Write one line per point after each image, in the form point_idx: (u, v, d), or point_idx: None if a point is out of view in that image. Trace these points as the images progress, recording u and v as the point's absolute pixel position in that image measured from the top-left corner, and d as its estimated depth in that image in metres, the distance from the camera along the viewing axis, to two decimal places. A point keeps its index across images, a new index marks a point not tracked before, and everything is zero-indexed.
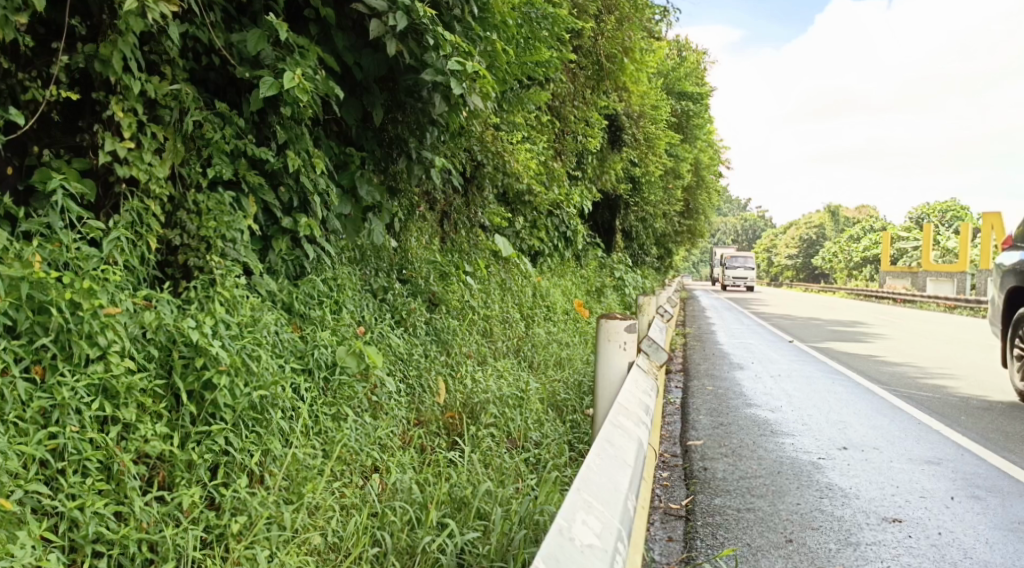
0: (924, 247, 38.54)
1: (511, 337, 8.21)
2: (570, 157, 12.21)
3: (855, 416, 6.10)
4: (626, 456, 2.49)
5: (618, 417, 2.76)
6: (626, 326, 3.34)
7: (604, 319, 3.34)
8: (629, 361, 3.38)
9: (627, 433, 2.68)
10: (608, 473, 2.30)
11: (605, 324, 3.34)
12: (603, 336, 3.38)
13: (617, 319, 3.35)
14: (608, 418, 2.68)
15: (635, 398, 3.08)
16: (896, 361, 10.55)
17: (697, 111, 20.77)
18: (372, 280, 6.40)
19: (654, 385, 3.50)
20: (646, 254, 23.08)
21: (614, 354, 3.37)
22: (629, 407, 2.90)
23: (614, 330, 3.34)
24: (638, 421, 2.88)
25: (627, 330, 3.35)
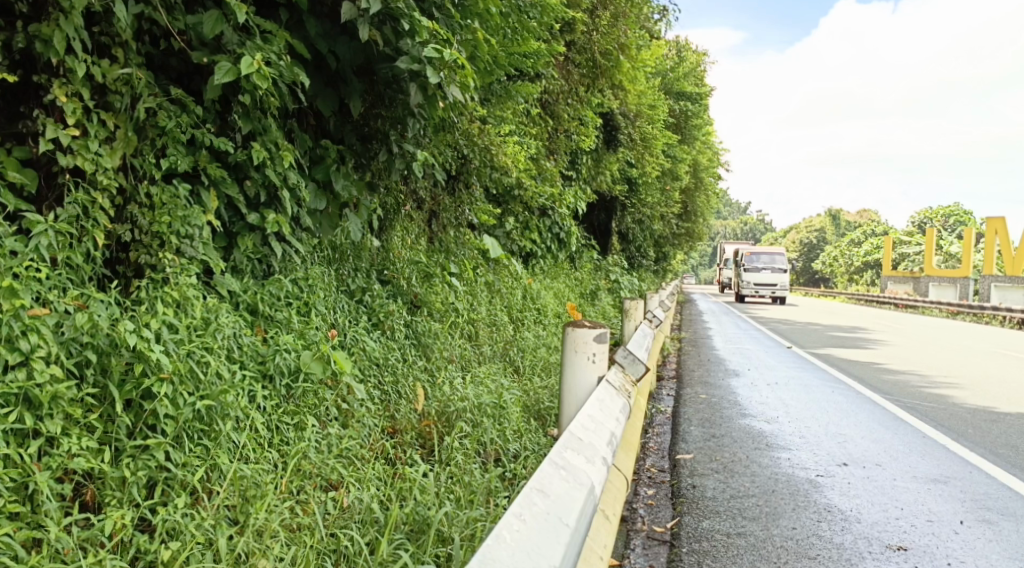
0: (924, 251, 38.30)
1: (497, 340, 7.97)
2: (564, 157, 11.95)
3: (855, 428, 5.86)
4: (564, 511, 2.18)
5: (566, 449, 2.49)
6: (593, 334, 3.11)
7: (570, 328, 3.11)
8: (599, 375, 3.13)
9: (577, 470, 2.41)
10: (535, 539, 1.99)
11: (571, 333, 3.11)
12: (572, 345, 3.15)
13: (585, 326, 3.12)
14: (551, 456, 2.39)
15: (599, 423, 2.81)
16: (896, 368, 10.30)
17: (695, 112, 20.51)
18: (349, 281, 6.15)
19: (628, 403, 3.24)
20: (642, 256, 22.85)
21: (582, 364, 3.13)
22: (583, 437, 2.62)
23: (581, 338, 3.11)
24: (594, 455, 2.59)
25: (594, 339, 3.11)
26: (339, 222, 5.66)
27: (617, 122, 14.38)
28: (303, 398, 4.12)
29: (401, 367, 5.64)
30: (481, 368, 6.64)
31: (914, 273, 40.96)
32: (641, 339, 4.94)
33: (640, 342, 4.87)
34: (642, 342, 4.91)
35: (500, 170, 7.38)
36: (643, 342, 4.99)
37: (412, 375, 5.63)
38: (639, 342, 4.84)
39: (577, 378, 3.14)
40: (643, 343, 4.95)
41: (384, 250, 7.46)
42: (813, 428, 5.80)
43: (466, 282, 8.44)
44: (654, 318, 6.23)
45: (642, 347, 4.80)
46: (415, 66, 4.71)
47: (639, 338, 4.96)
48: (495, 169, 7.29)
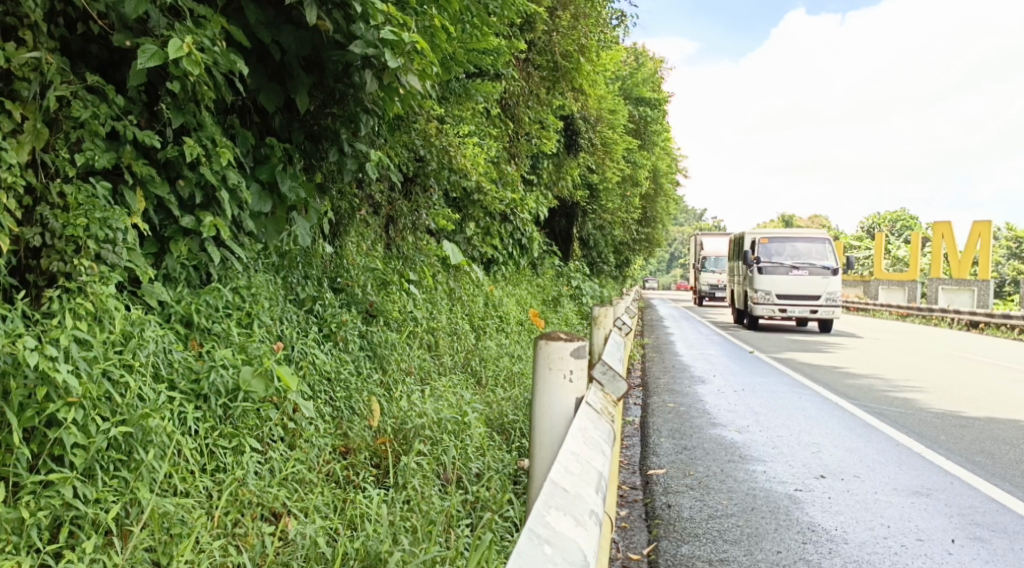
0: (880, 256, 38.80)
1: (459, 350, 7.63)
2: (524, 160, 11.66)
3: (831, 436, 5.62)
4: None
5: (550, 505, 2.10)
6: (573, 350, 2.70)
7: (543, 342, 2.70)
8: (577, 396, 2.78)
9: (564, 531, 2.03)
10: None
11: (545, 347, 2.70)
12: (543, 359, 2.73)
13: (562, 340, 2.70)
14: (530, 523, 1.96)
15: (583, 461, 2.44)
16: (863, 372, 10.17)
17: (655, 117, 20.36)
18: (298, 289, 5.76)
19: (610, 429, 2.89)
20: (603, 263, 22.70)
21: (560, 385, 2.73)
22: (568, 489, 2.22)
23: (557, 353, 2.69)
24: (584, 511, 2.19)
25: (574, 355, 2.71)
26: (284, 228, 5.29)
27: (578, 127, 14.09)
28: (243, 418, 3.73)
29: (353, 381, 5.27)
30: (442, 382, 6.28)
31: (871, 277, 41.47)
32: (612, 349, 4.60)
33: (610, 353, 4.53)
34: (613, 354, 4.57)
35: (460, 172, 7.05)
36: (614, 353, 4.65)
37: (365, 390, 5.25)
38: (611, 354, 4.50)
39: (551, 399, 2.74)
40: (614, 354, 4.61)
41: (338, 257, 7.08)
42: (788, 438, 5.53)
43: (425, 289, 8.09)
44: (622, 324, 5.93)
45: (614, 360, 4.46)
46: (371, 50, 4.34)
47: (610, 348, 4.61)
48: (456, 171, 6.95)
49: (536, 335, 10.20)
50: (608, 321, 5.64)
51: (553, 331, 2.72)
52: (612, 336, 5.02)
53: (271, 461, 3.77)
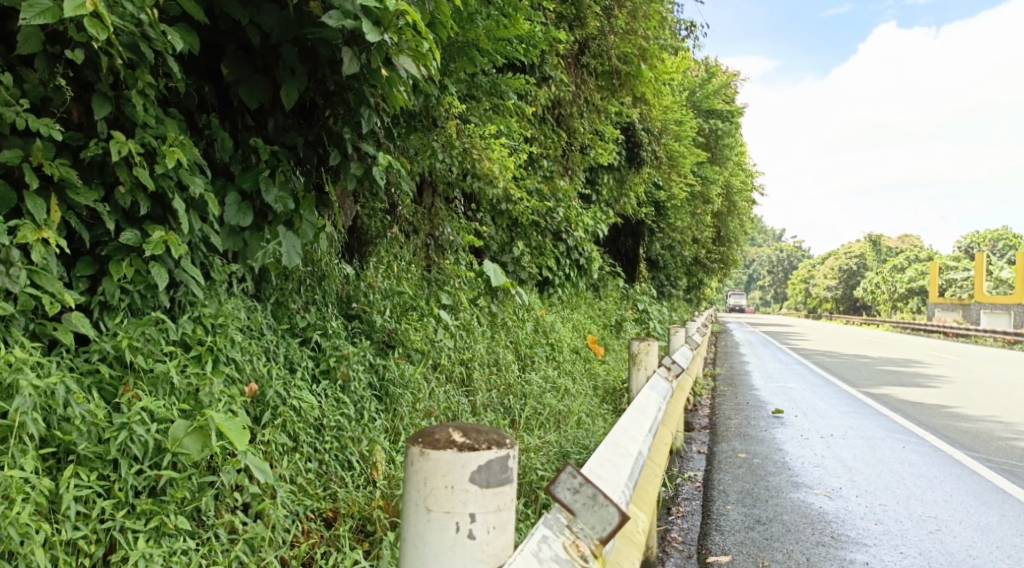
0: (977, 278, 36.29)
1: (497, 387, 6.73)
2: (580, 174, 10.74)
3: (947, 510, 4.51)
4: None
5: None
6: (473, 472, 1.97)
7: (419, 456, 1.98)
8: (468, 556, 1.98)
9: None
10: None
11: (421, 465, 1.98)
12: (419, 481, 2.00)
13: (449, 451, 1.97)
14: None
15: None
16: (974, 416, 8.82)
17: (727, 130, 19.03)
18: (298, 319, 4.97)
19: None
20: (672, 284, 21.55)
21: (440, 530, 1.97)
22: None
23: (439, 468, 1.96)
24: None
25: (471, 481, 1.97)
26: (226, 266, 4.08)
27: (640, 139, 12.71)
28: (171, 488, 2.97)
29: (349, 429, 4.40)
30: None
31: (966, 300, 38.80)
32: (637, 406, 3.67)
33: (637, 413, 3.59)
34: (641, 414, 3.63)
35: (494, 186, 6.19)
36: (647, 414, 3.69)
37: (363, 442, 4.39)
38: (636, 413, 3.57)
39: (424, 551, 1.98)
40: (644, 413, 3.66)
41: (357, 279, 6.27)
42: (893, 510, 4.47)
43: (460, 315, 7.22)
44: (673, 363, 4.91)
45: (639, 422, 3.51)
46: (348, 22, 3.60)
47: (636, 406, 3.67)
48: (488, 183, 6.10)
49: (593, 364, 9.24)
50: (649, 364, 4.68)
51: (434, 432, 2.01)
52: (646, 387, 4.07)
53: (189, 550, 2.87)
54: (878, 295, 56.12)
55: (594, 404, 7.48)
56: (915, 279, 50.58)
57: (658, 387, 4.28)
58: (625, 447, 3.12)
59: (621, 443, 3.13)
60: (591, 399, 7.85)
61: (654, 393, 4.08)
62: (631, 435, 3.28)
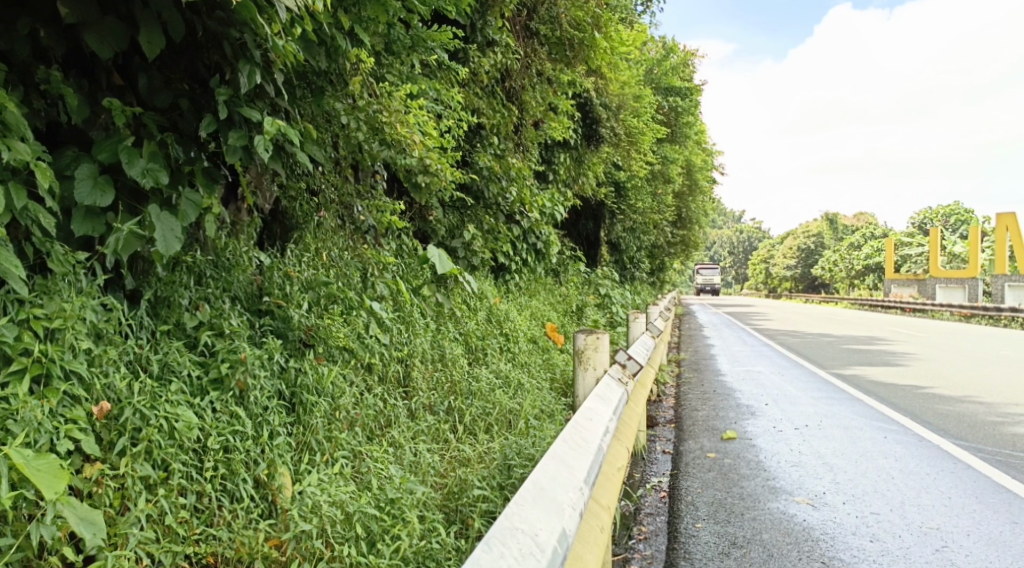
0: (936, 253, 36.28)
1: (440, 388, 5.97)
2: (533, 152, 9.95)
3: (949, 518, 3.87)
4: None
5: None
6: None
7: None
8: None
9: None
10: None
11: None
12: None
13: None
14: None
15: None
16: (956, 397, 8.26)
17: (687, 108, 18.33)
18: (188, 319, 4.17)
19: None
20: (636, 267, 20.95)
21: None
22: None
23: None
24: None
25: None
26: (99, 281, 3.34)
27: (597, 114, 11.96)
28: None
29: (242, 448, 3.68)
30: (395, 438, 4.62)
31: (926, 276, 38.88)
32: (566, 445, 2.79)
33: (563, 457, 2.71)
34: (570, 456, 2.76)
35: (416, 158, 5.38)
36: (581, 454, 2.82)
37: (261, 465, 3.63)
38: (558, 456, 2.69)
39: None
40: (580, 457, 2.80)
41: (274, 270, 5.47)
42: (888, 521, 3.79)
43: (398, 306, 6.45)
44: (625, 364, 4.19)
45: (566, 475, 2.63)
46: None
47: (563, 444, 2.79)
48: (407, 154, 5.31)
49: (553, 355, 8.52)
50: (599, 364, 3.96)
51: None
52: (584, 408, 3.23)
53: None
54: (839, 273, 56.36)
55: (551, 401, 6.76)
56: (874, 256, 50.78)
57: (604, 403, 3.43)
58: (525, 542, 2.20)
59: (517, 536, 2.20)
60: (550, 394, 7.13)
61: (596, 413, 3.25)
62: (547, 508, 2.39)
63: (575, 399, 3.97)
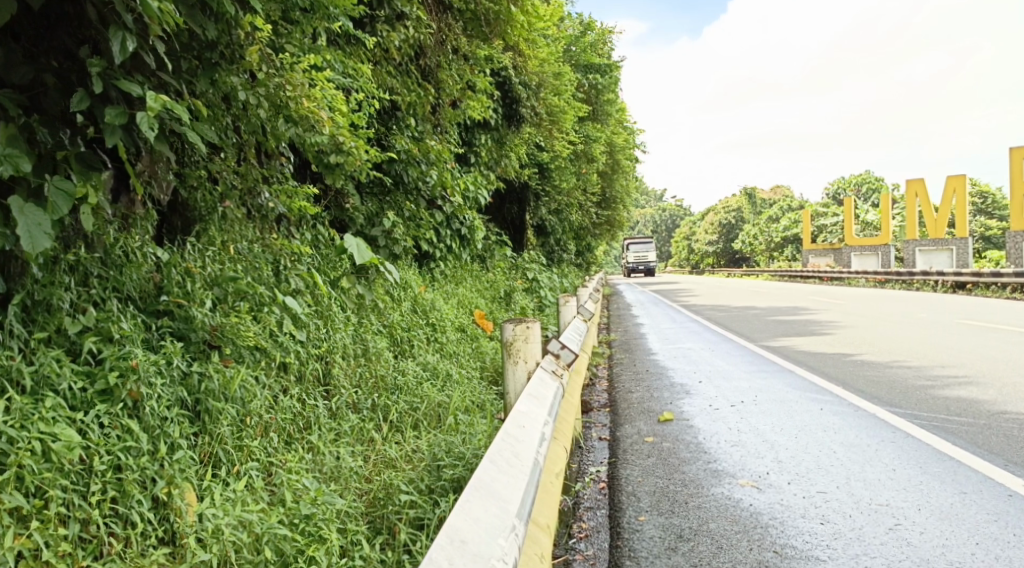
0: (850, 224, 37.40)
1: (364, 384, 5.61)
2: (452, 133, 9.60)
3: (899, 493, 3.73)
4: None
5: None
6: None
7: None
8: None
9: None
10: None
11: None
12: None
13: None
14: None
15: None
16: (885, 363, 8.32)
17: (607, 86, 18.20)
18: (69, 324, 3.73)
19: None
20: (562, 250, 20.78)
21: None
22: None
23: None
24: None
25: None
26: None
27: (517, 94, 11.67)
28: None
29: (137, 466, 3.28)
30: (315, 443, 4.26)
31: (840, 246, 40.07)
32: (493, 473, 2.47)
33: (489, 490, 2.40)
34: (498, 485, 2.45)
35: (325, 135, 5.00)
36: (512, 482, 2.52)
37: (159, 482, 3.24)
38: (483, 488, 2.37)
39: None
40: (510, 486, 2.48)
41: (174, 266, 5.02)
42: (837, 499, 3.64)
43: (315, 300, 6.05)
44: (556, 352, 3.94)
45: (494, 515, 2.31)
46: None
47: (488, 471, 2.48)
48: (316, 132, 4.95)
49: (482, 342, 8.24)
50: (531, 356, 3.67)
51: None
52: (516, 413, 2.93)
53: None
54: (759, 247, 57.73)
55: (483, 392, 6.47)
56: (791, 228, 52.10)
57: (536, 405, 3.11)
58: None
59: None
60: (481, 383, 6.85)
61: (528, 419, 2.96)
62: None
63: (506, 395, 3.68)
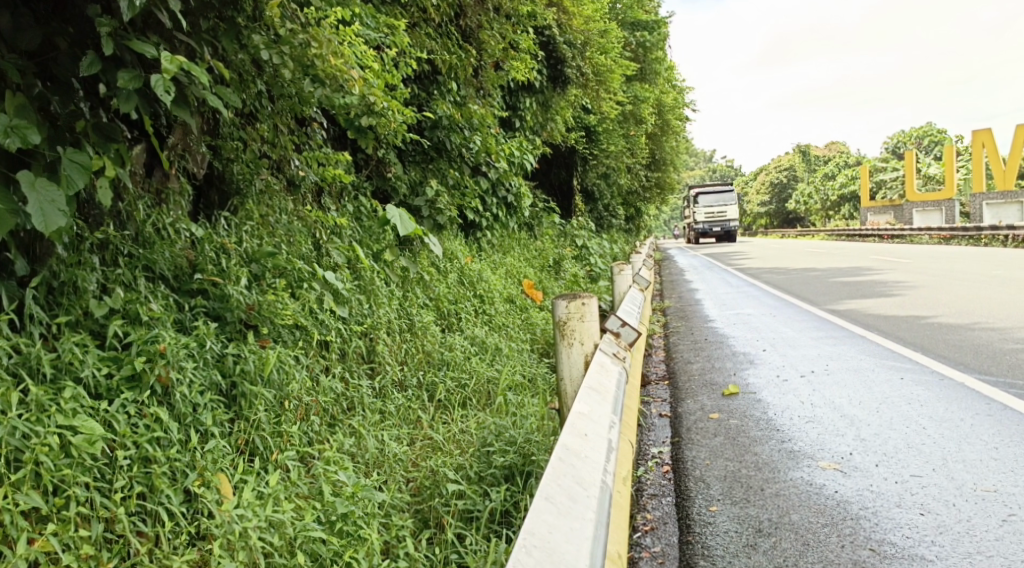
0: (910, 180, 35.98)
1: (410, 361, 5.34)
2: (495, 96, 9.21)
3: (1006, 475, 3.33)
4: None
5: None
6: None
7: None
8: None
9: None
10: None
11: None
12: None
13: None
14: None
15: None
16: (965, 325, 7.77)
17: (654, 43, 17.50)
18: (92, 307, 3.49)
19: None
20: (611, 215, 20.28)
21: None
22: None
23: None
24: None
25: None
26: None
27: (562, 53, 11.19)
28: None
29: (166, 459, 3.06)
30: (358, 426, 4.01)
31: (899, 203, 38.64)
32: (552, 523, 1.91)
33: (543, 548, 1.81)
34: (559, 542, 1.87)
35: (353, 96, 4.73)
36: (574, 533, 1.94)
37: (190, 475, 3.03)
38: (542, 549, 1.81)
39: None
40: (572, 538, 1.91)
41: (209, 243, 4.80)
42: (934, 485, 3.26)
43: (357, 274, 5.80)
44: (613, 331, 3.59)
45: None
46: None
47: (542, 520, 1.90)
48: (344, 93, 4.68)
49: (533, 313, 7.93)
50: (587, 337, 3.35)
51: None
52: (577, 415, 2.55)
53: None
54: (813, 207, 56.17)
55: (534, 366, 6.18)
56: (847, 186, 50.47)
57: (597, 402, 2.75)
58: None
59: None
60: (532, 357, 6.54)
61: (588, 427, 2.51)
62: None
63: (562, 380, 3.38)
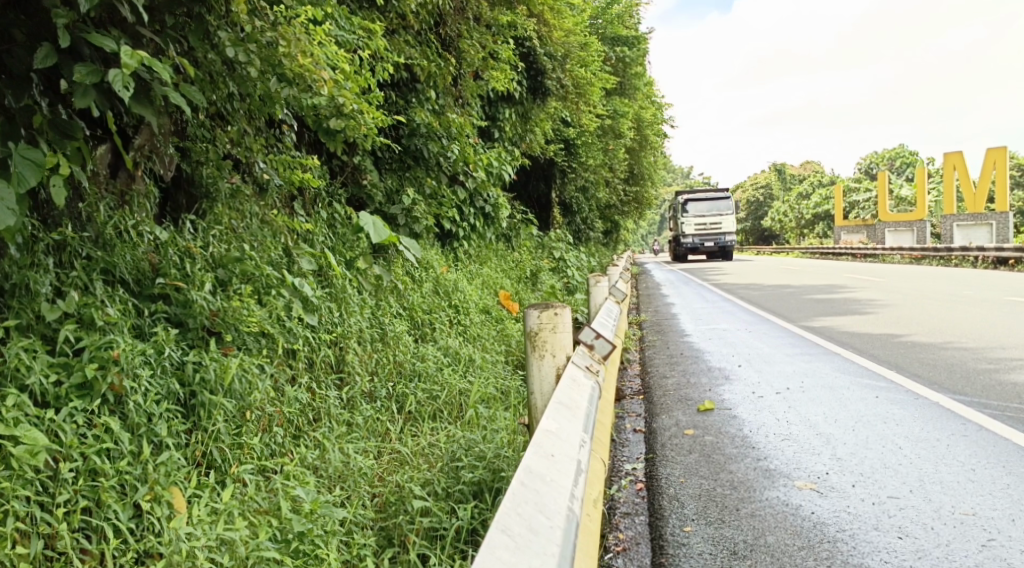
0: (884, 200, 36.37)
1: (380, 371, 5.20)
2: (474, 105, 9.12)
3: (985, 499, 3.25)
4: None
5: None
6: None
7: None
8: None
9: None
10: None
11: None
12: None
13: None
14: None
15: None
16: (939, 344, 7.76)
17: (634, 58, 17.55)
18: (44, 311, 3.33)
19: None
20: (590, 229, 20.26)
21: None
22: None
23: None
24: None
25: None
26: None
27: (542, 65, 11.15)
28: None
29: (116, 472, 2.91)
30: (323, 438, 3.87)
31: (873, 223, 39.03)
32: (503, 554, 1.77)
33: None
34: None
35: (324, 97, 4.62)
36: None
37: (140, 489, 2.89)
38: None
39: None
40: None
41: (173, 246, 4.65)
42: (912, 508, 3.18)
43: (328, 281, 5.66)
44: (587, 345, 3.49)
45: None
46: None
47: (495, 553, 1.76)
48: (314, 94, 4.57)
49: (508, 325, 7.82)
50: (559, 349, 3.25)
51: None
52: (543, 432, 2.43)
53: None
54: (789, 224, 56.66)
55: (508, 379, 6.06)
56: (823, 205, 50.96)
57: (567, 419, 2.64)
58: None
59: None
60: (507, 369, 6.43)
61: (554, 446, 2.39)
62: None
63: (534, 394, 3.27)
